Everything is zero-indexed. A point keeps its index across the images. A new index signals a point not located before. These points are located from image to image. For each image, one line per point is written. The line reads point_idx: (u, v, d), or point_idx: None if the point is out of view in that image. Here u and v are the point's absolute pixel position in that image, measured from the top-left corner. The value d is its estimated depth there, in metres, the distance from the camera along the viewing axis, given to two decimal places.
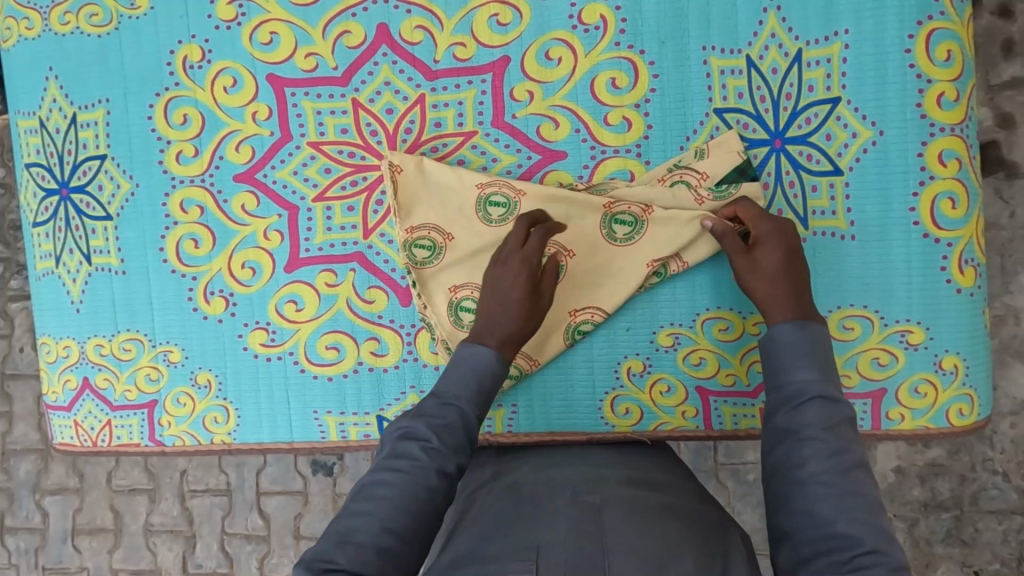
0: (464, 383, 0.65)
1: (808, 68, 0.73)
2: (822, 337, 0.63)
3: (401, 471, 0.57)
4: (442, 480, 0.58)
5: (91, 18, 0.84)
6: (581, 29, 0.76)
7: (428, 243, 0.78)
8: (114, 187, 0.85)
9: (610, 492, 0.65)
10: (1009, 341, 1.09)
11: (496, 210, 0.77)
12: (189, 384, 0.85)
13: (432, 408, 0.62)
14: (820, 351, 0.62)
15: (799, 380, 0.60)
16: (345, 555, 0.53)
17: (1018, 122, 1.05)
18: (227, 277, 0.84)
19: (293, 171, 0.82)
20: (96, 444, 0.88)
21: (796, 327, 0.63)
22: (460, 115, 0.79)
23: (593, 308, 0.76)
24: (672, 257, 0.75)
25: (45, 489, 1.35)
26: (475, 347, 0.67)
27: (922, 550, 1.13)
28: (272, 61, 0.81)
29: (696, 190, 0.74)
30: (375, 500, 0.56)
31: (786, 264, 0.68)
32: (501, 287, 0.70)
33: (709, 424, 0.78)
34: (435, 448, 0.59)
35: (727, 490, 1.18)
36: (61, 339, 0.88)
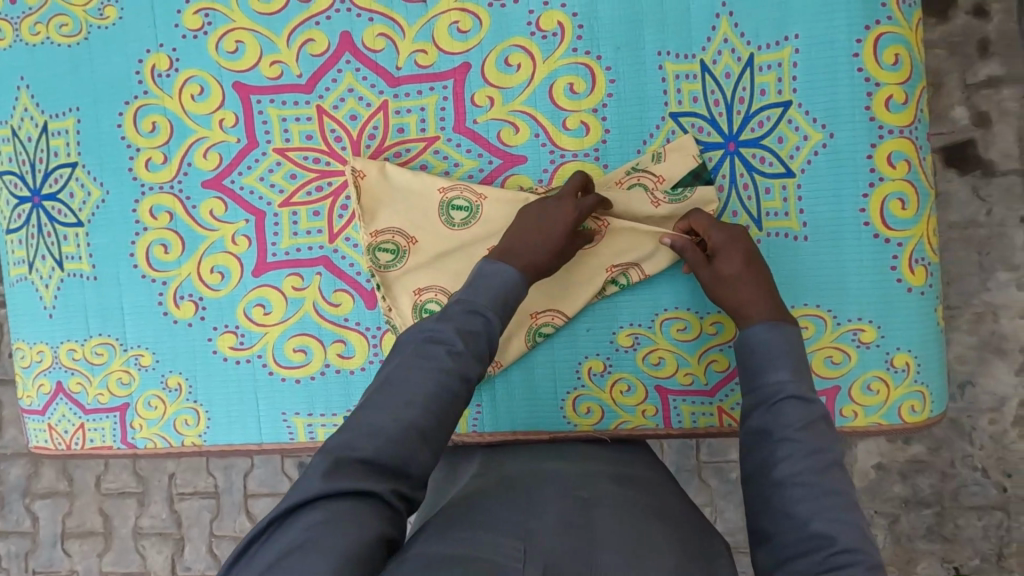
0: (489, 294, 0.63)
1: (760, 73, 0.74)
2: (795, 336, 0.65)
3: (425, 371, 0.56)
4: (465, 387, 0.57)
5: (61, 28, 0.86)
6: (538, 35, 0.78)
7: (391, 247, 0.80)
8: (85, 195, 0.87)
9: (601, 489, 0.66)
10: (989, 338, 1.08)
11: (459, 213, 0.79)
12: (160, 387, 0.87)
13: (459, 314, 0.61)
14: (793, 351, 0.64)
15: (775, 380, 0.62)
16: (369, 445, 0.52)
17: (994, 121, 1.05)
18: (196, 281, 0.85)
19: (259, 177, 0.83)
20: (70, 448, 0.90)
21: (767, 328, 0.65)
22: (422, 121, 0.81)
23: (555, 311, 0.78)
24: (632, 265, 0.76)
25: (36, 494, 1.37)
26: (499, 263, 0.66)
27: (903, 546, 1.14)
28: (238, 69, 0.82)
29: (653, 195, 0.76)
30: (400, 395, 0.55)
31: (749, 270, 0.70)
32: (546, 221, 0.71)
33: (669, 422, 0.79)
34: (462, 353, 0.58)
35: (710, 488, 1.19)
36: (34, 343, 0.89)
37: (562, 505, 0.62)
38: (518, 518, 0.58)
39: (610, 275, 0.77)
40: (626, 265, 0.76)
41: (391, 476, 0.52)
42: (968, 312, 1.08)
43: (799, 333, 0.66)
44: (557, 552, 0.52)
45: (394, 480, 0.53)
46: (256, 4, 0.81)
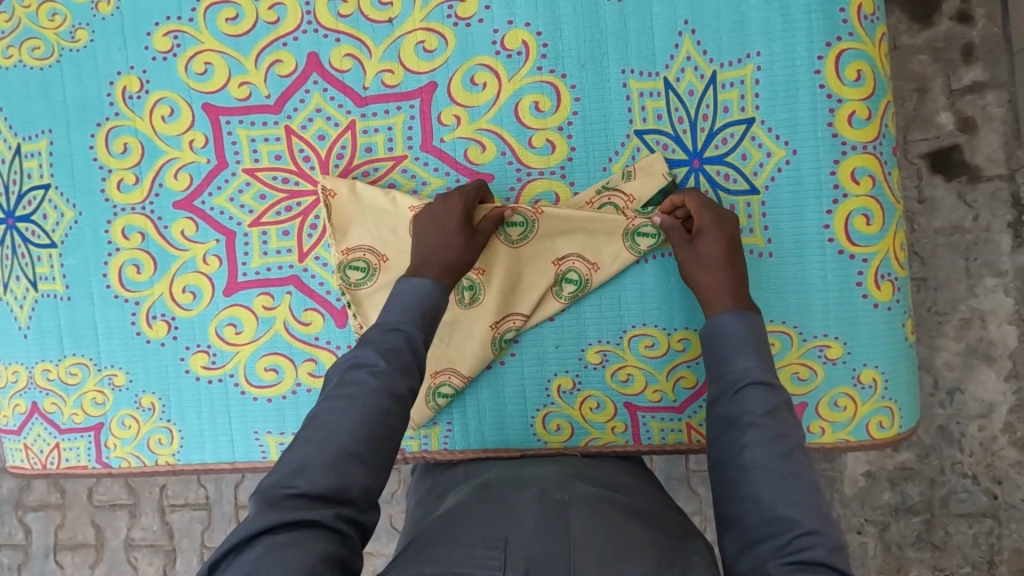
0: (405, 309, 0.65)
1: (723, 90, 0.74)
2: (760, 324, 0.64)
3: (352, 398, 0.56)
4: (395, 402, 0.57)
5: (33, 51, 0.86)
6: (503, 54, 0.78)
7: (362, 265, 0.79)
8: (58, 216, 0.87)
9: (577, 492, 0.65)
10: (976, 344, 1.08)
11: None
12: (134, 407, 0.87)
13: (376, 335, 0.62)
14: (758, 340, 0.63)
15: (741, 366, 0.60)
16: (305, 478, 0.52)
17: (979, 126, 1.04)
18: (169, 301, 0.86)
19: (229, 198, 0.83)
20: (45, 467, 0.90)
21: (735, 317, 0.65)
22: (390, 140, 0.81)
23: (516, 313, 0.78)
24: (575, 256, 0.77)
25: (28, 506, 1.37)
26: (414, 279, 0.68)
27: (893, 554, 1.13)
28: (207, 91, 0.83)
29: (625, 216, 0.75)
30: (327, 426, 0.55)
31: (727, 255, 0.70)
32: (438, 221, 0.74)
33: (638, 439, 0.79)
34: (383, 369, 0.58)
35: (699, 497, 1.18)
36: (10, 363, 0.90)
37: (539, 508, 0.61)
38: (498, 523, 0.58)
39: (557, 269, 0.77)
40: (570, 258, 0.77)
41: (333, 502, 0.52)
42: (954, 317, 1.07)
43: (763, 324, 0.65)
44: (528, 567, 0.51)
45: (338, 505, 0.52)
46: (224, 26, 0.82)
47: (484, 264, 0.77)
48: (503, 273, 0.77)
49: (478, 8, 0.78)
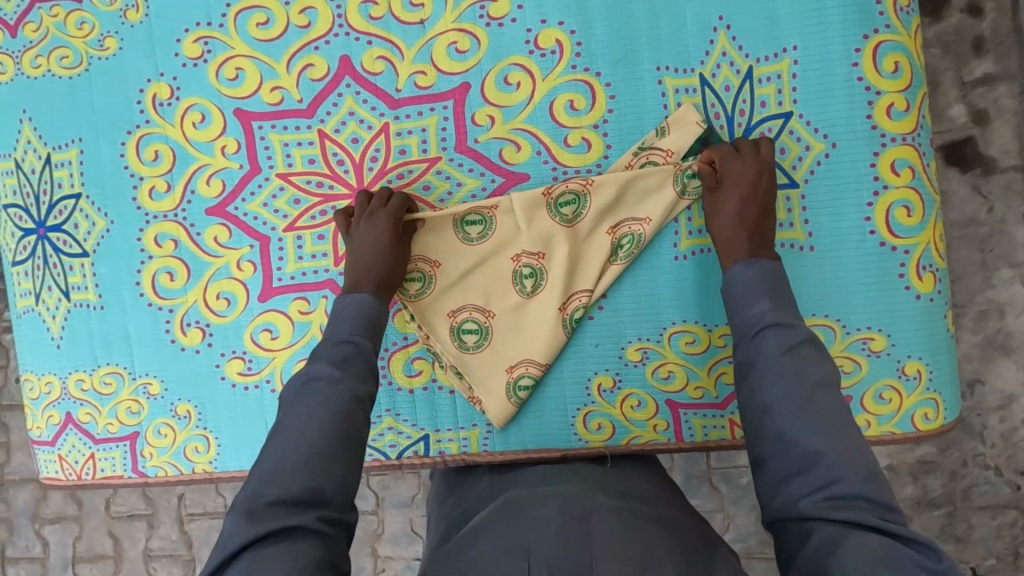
0: (351, 322, 0.69)
1: (760, 85, 0.74)
2: (774, 271, 0.66)
3: (312, 405, 0.59)
4: (359, 404, 0.61)
5: (62, 60, 0.86)
6: (537, 54, 0.78)
7: (418, 276, 0.79)
8: (89, 225, 0.87)
9: (598, 500, 0.62)
10: (994, 336, 1.08)
11: (474, 227, 0.78)
12: (169, 415, 0.87)
13: (327, 348, 0.65)
14: (773, 282, 0.65)
15: (755, 312, 0.63)
16: (277, 486, 0.54)
17: (992, 118, 1.04)
18: (203, 308, 0.85)
19: (263, 203, 0.83)
20: (81, 478, 0.90)
21: (746, 266, 0.67)
22: (424, 142, 0.81)
23: (580, 290, 0.77)
24: (630, 220, 0.76)
25: (45, 518, 1.37)
26: (354, 295, 0.72)
27: None
28: (238, 96, 0.82)
29: (673, 165, 0.75)
30: (294, 435, 0.57)
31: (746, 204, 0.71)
32: (369, 241, 0.76)
33: (680, 436, 0.79)
34: (341, 377, 0.62)
35: (720, 494, 1.18)
36: (43, 375, 0.89)
37: (561, 515, 0.58)
38: (523, 527, 0.57)
39: (613, 238, 0.77)
40: (624, 223, 0.77)
41: (312, 505, 0.54)
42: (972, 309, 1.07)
43: (777, 267, 0.67)
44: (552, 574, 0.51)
45: (317, 508, 0.54)
46: (254, 31, 0.81)
47: (542, 248, 0.78)
48: (560, 253, 0.77)
49: (511, 8, 0.78)
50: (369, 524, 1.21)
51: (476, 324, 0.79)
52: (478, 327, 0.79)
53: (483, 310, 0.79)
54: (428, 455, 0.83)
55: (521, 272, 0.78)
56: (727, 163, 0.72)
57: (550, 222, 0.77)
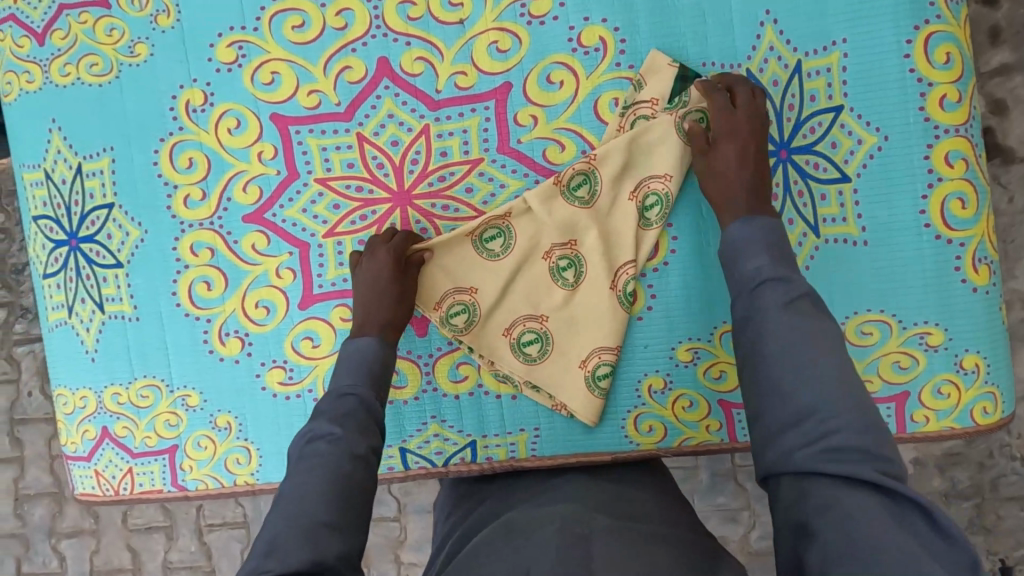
0: (354, 372, 0.70)
1: (809, 79, 0.73)
2: (771, 224, 0.64)
3: (313, 468, 0.59)
4: (357, 461, 0.61)
5: (91, 68, 0.84)
6: (580, 51, 0.77)
7: (460, 307, 0.80)
8: (123, 235, 0.85)
9: (597, 521, 0.62)
10: (1017, 327, 1.06)
11: (495, 242, 0.79)
12: (208, 427, 0.85)
13: (328, 403, 0.66)
14: (772, 237, 0.63)
15: (755, 266, 0.60)
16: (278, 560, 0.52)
17: (1010, 108, 1.02)
18: (241, 317, 0.84)
19: (302, 209, 0.82)
20: (118, 493, 0.88)
21: (744, 223, 0.65)
22: (465, 143, 0.80)
23: (623, 263, 0.77)
24: (646, 180, 0.77)
25: (61, 533, 1.38)
26: (358, 339, 0.74)
27: None
28: (275, 100, 0.81)
29: (670, 115, 0.75)
30: (296, 502, 0.57)
31: (740, 160, 0.70)
32: (370, 280, 0.76)
33: (734, 437, 0.78)
34: (340, 434, 0.62)
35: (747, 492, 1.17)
36: (77, 389, 0.88)
37: (558, 535, 0.59)
38: (521, 550, 0.58)
39: (636, 202, 0.77)
40: (643, 183, 0.77)
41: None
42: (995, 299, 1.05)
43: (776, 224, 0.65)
44: None
45: None
46: (290, 34, 0.80)
47: (570, 236, 0.78)
48: (591, 235, 0.77)
49: (552, 6, 0.77)
50: (391, 531, 1.20)
51: (533, 334, 0.80)
52: (537, 336, 0.80)
53: (536, 318, 0.80)
54: (476, 462, 0.82)
55: (559, 266, 0.79)
56: (726, 117, 0.71)
57: (570, 208, 0.77)
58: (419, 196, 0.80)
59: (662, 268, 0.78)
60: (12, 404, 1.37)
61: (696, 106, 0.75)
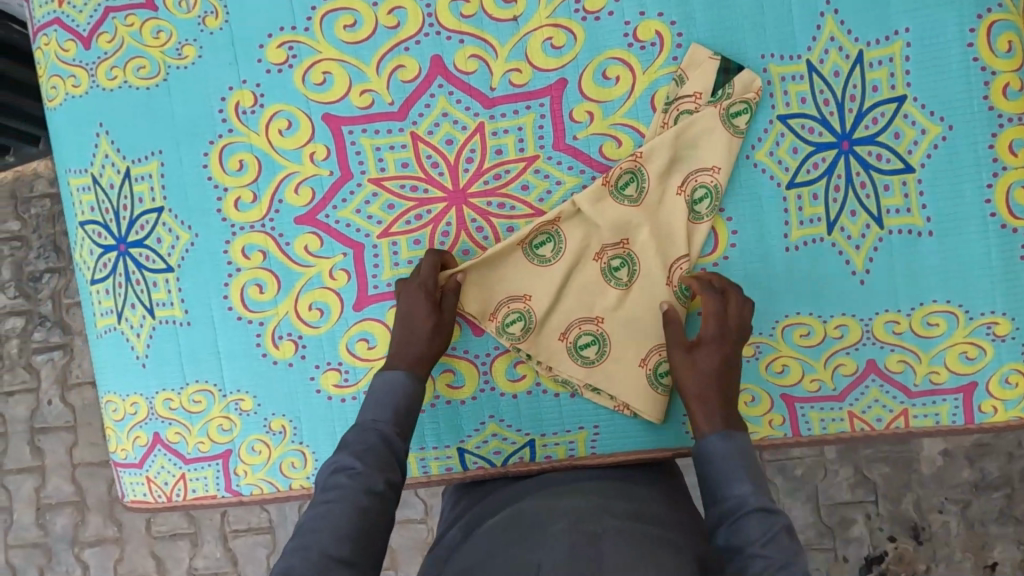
0: (381, 408, 0.71)
1: (871, 69, 0.73)
2: (747, 448, 0.66)
3: (332, 502, 0.61)
4: (373, 498, 0.63)
5: (138, 71, 0.83)
6: (636, 46, 0.76)
7: (515, 315, 0.78)
8: (173, 239, 0.84)
9: (610, 521, 0.62)
10: None
11: (545, 248, 0.78)
12: (263, 431, 0.85)
13: (352, 437, 0.67)
14: (749, 462, 0.65)
15: (737, 494, 0.62)
16: None
17: None
18: (295, 319, 0.83)
19: (356, 209, 0.81)
20: (171, 499, 0.87)
21: (723, 438, 0.67)
22: (521, 140, 0.79)
23: (678, 258, 0.76)
24: (694, 175, 0.76)
25: (84, 542, 1.39)
26: (386, 373, 0.73)
27: (976, 531, 1.21)
28: (327, 101, 0.80)
29: (714, 107, 0.74)
30: (312, 532, 0.59)
31: (721, 374, 0.70)
32: (404, 314, 0.76)
33: (798, 431, 0.77)
34: (359, 470, 0.64)
35: (773, 486, 1.24)
36: (127, 396, 0.87)
37: (569, 533, 0.58)
38: (520, 548, 0.58)
39: (686, 196, 0.76)
40: (691, 176, 0.76)
41: None
42: None
43: (750, 443, 0.67)
44: None
45: None
46: (342, 34, 0.79)
47: (622, 236, 0.77)
48: (644, 233, 0.76)
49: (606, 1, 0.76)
50: (419, 533, 1.20)
51: (590, 336, 0.79)
52: (593, 338, 0.78)
53: (592, 320, 0.78)
54: (536, 461, 0.81)
55: (612, 266, 0.77)
56: (713, 317, 0.71)
57: (619, 208, 0.76)
58: (474, 194, 0.79)
59: (722, 263, 0.77)
60: (33, 412, 1.40)
61: (740, 98, 0.74)
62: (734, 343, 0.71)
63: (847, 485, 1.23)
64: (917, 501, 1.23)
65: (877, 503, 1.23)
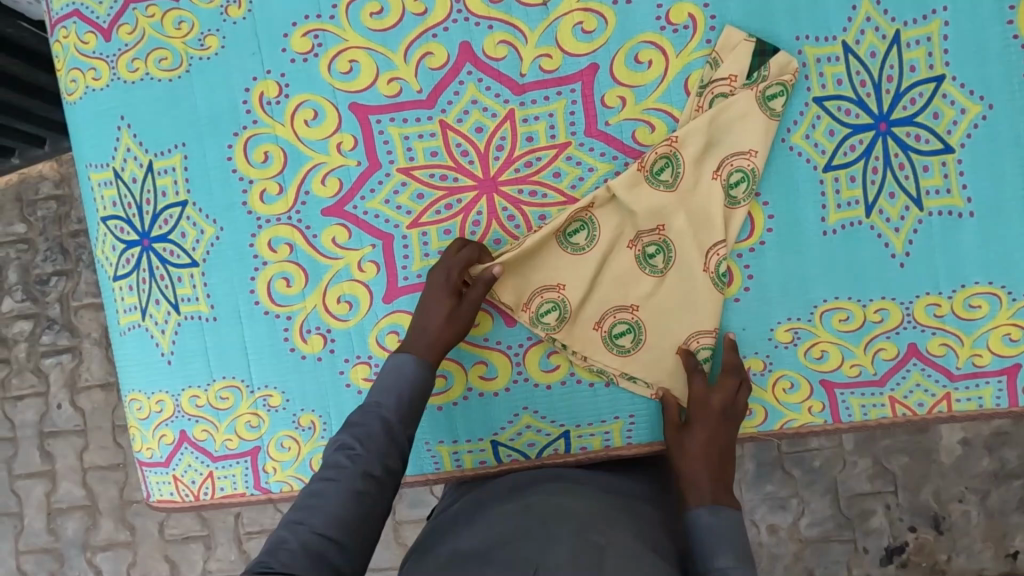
0: (386, 392, 0.69)
1: (908, 49, 0.72)
2: (734, 522, 0.68)
3: (330, 480, 0.61)
4: (370, 482, 0.62)
5: (160, 62, 0.82)
6: (669, 29, 0.75)
7: (550, 305, 0.77)
8: (197, 233, 0.83)
9: (617, 534, 0.63)
10: None
11: (579, 236, 0.77)
12: (292, 427, 0.83)
13: (356, 418, 0.67)
14: (737, 538, 0.67)
15: (718, 567, 0.64)
16: (277, 557, 0.55)
17: None
18: (323, 313, 0.82)
19: (384, 200, 0.80)
20: (198, 498, 0.86)
21: (710, 512, 0.68)
22: (552, 127, 0.78)
23: (714, 244, 0.75)
24: (729, 159, 0.74)
25: (96, 546, 1.38)
26: (396, 354, 0.72)
27: (997, 521, 1.20)
28: (353, 90, 0.79)
29: (750, 90, 0.73)
30: (308, 507, 0.59)
31: (712, 449, 0.71)
32: (424, 299, 0.75)
33: (838, 417, 0.77)
34: (359, 453, 0.63)
35: (793, 479, 1.23)
36: (152, 394, 0.85)
37: (576, 541, 0.60)
38: (525, 546, 0.60)
39: (721, 180, 0.74)
40: (727, 161, 0.74)
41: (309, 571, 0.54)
42: None
43: (737, 517, 0.69)
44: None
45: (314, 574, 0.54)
46: (368, 21, 0.78)
47: (658, 222, 0.76)
48: (679, 220, 0.75)
49: None
50: None
51: (625, 325, 0.77)
52: (628, 326, 0.77)
53: (627, 308, 0.77)
54: (572, 453, 0.80)
55: (647, 253, 0.76)
56: (699, 399, 0.73)
57: (655, 193, 0.74)
58: (505, 182, 0.78)
59: (758, 248, 0.76)
60: (42, 417, 1.38)
61: (776, 80, 0.73)
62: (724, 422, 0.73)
63: (865, 477, 1.22)
64: (937, 491, 1.21)
65: (897, 494, 1.22)
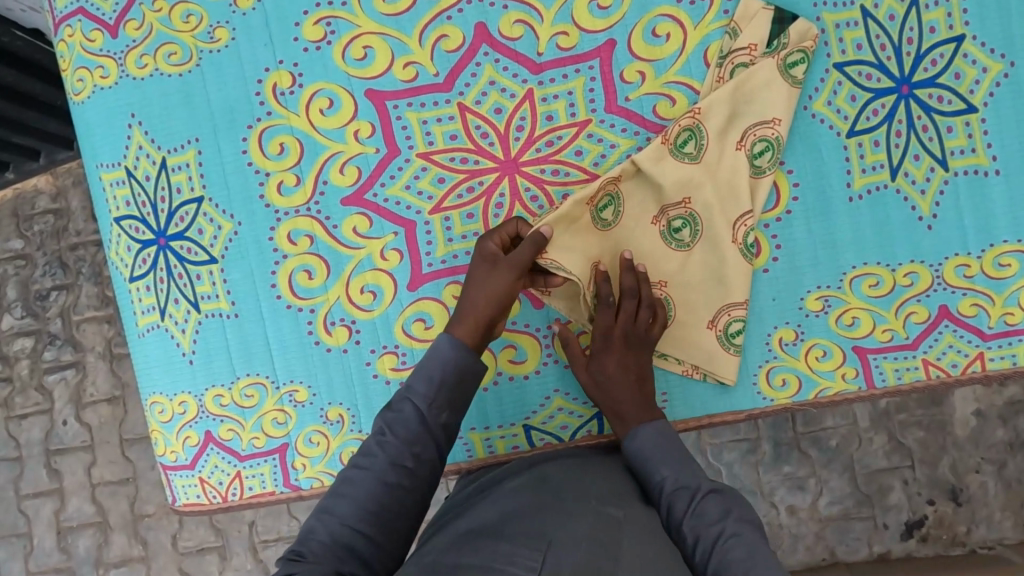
0: (420, 377, 0.66)
1: (927, 10, 0.72)
2: (663, 431, 0.71)
3: (361, 469, 0.61)
4: (400, 474, 0.61)
5: (170, 57, 0.81)
6: (685, 2, 0.75)
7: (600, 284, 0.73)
8: (215, 229, 0.81)
9: (636, 509, 0.65)
10: None
11: (607, 210, 0.75)
12: (320, 422, 0.82)
13: (392, 403, 0.66)
14: (672, 448, 0.70)
15: (660, 478, 0.68)
16: (307, 546, 0.57)
17: None
18: (346, 304, 0.81)
19: (405, 186, 0.79)
20: (227, 500, 0.84)
21: (632, 437, 0.71)
22: (571, 105, 0.77)
23: (741, 215, 0.74)
24: (755, 127, 0.73)
25: (108, 563, 1.35)
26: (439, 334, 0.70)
27: (1015, 490, 1.20)
28: (368, 76, 0.78)
29: (772, 57, 0.72)
30: (338, 494, 0.60)
31: (625, 372, 0.73)
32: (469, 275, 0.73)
33: (871, 383, 0.76)
34: (389, 441, 0.62)
35: (811, 459, 1.23)
36: (175, 395, 0.84)
37: (595, 517, 0.62)
38: (543, 522, 0.61)
39: (746, 151, 0.73)
40: (750, 131, 0.73)
41: (335, 560, 0.56)
42: None
43: (664, 427, 0.72)
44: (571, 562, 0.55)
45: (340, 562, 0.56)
46: (381, 6, 0.77)
47: (684, 195, 0.74)
48: (704, 194, 0.74)
49: None
50: None
51: None
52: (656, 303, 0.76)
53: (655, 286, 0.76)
54: (606, 433, 0.80)
55: (673, 228, 0.75)
56: (602, 335, 0.73)
57: (681, 166, 0.74)
58: (527, 163, 0.77)
59: (785, 218, 0.76)
60: (48, 434, 1.35)
61: (797, 47, 0.72)
62: (631, 347, 0.73)
63: (883, 452, 1.22)
64: (953, 464, 1.21)
65: (914, 468, 1.22)
